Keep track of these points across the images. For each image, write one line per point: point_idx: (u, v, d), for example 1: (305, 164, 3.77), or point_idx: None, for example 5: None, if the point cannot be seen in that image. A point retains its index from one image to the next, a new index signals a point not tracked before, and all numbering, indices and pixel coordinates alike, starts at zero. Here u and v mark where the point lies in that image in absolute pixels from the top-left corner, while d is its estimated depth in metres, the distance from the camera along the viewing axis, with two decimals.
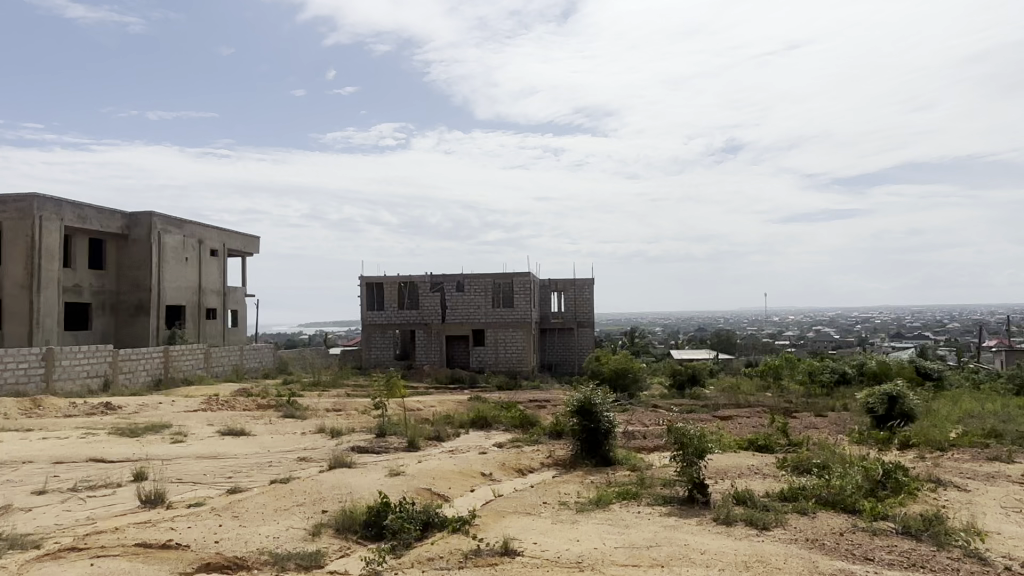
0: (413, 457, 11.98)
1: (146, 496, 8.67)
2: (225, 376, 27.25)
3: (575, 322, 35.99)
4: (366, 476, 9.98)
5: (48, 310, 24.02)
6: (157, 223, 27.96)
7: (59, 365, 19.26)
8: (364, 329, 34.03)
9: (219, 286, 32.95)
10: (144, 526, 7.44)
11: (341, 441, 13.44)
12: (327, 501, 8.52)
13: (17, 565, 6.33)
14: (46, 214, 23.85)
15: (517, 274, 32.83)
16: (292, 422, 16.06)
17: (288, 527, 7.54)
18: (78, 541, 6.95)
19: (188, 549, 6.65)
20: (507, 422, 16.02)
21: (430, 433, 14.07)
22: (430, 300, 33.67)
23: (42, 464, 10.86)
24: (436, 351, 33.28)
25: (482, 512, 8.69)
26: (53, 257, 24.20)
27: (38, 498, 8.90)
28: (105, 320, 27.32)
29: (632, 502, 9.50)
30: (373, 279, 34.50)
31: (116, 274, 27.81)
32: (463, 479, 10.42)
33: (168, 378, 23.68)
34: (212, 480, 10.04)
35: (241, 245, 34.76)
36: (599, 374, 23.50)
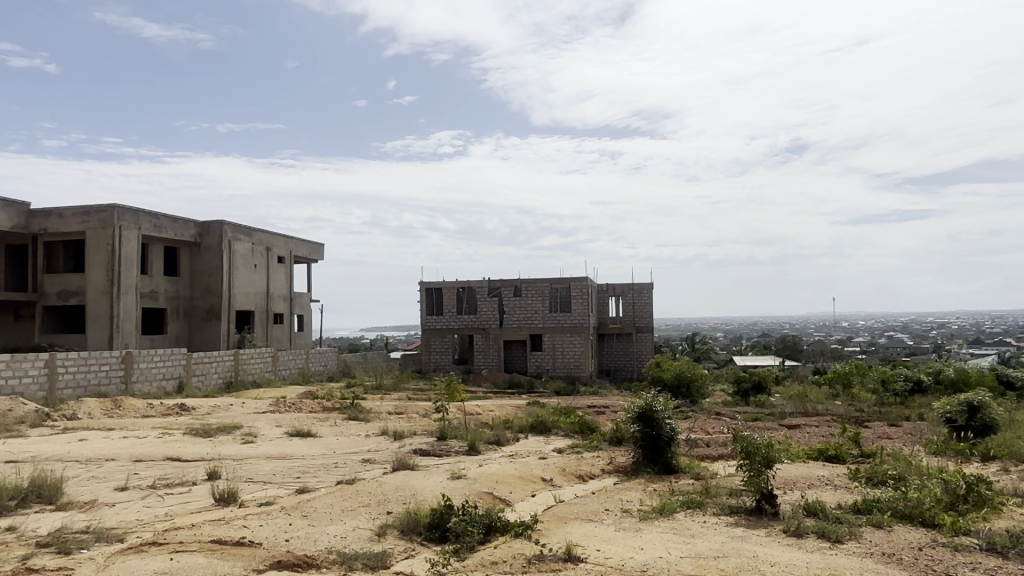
0: (473, 461, 12.05)
1: (220, 494, 8.99)
2: (292, 378, 28.08)
3: (634, 327, 35.61)
4: (428, 479, 10.09)
5: (127, 315, 25.25)
6: (228, 231, 29.04)
7: (137, 368, 20.19)
8: (424, 334, 34.54)
9: (286, 292, 33.99)
10: (218, 523, 7.70)
11: (404, 444, 13.65)
12: (391, 503, 8.65)
13: (104, 557, 6.65)
14: (125, 223, 25.08)
15: (574, 278, 32.64)
16: (355, 425, 16.39)
17: (355, 528, 7.69)
18: (157, 536, 7.25)
19: (260, 547, 6.86)
20: (566, 427, 15.96)
21: (491, 437, 14.14)
22: (488, 305, 33.87)
23: (123, 462, 11.43)
24: (494, 355, 33.48)
25: (544, 518, 8.66)
26: (131, 265, 25.43)
27: (120, 494, 9.35)
28: (180, 325, 28.53)
29: (697, 511, 9.30)
30: (433, 284, 34.94)
31: (189, 280, 29.03)
32: (524, 484, 10.43)
33: (238, 381, 24.56)
34: (282, 480, 10.33)
35: (307, 252, 35.82)
36: (659, 381, 23.14)
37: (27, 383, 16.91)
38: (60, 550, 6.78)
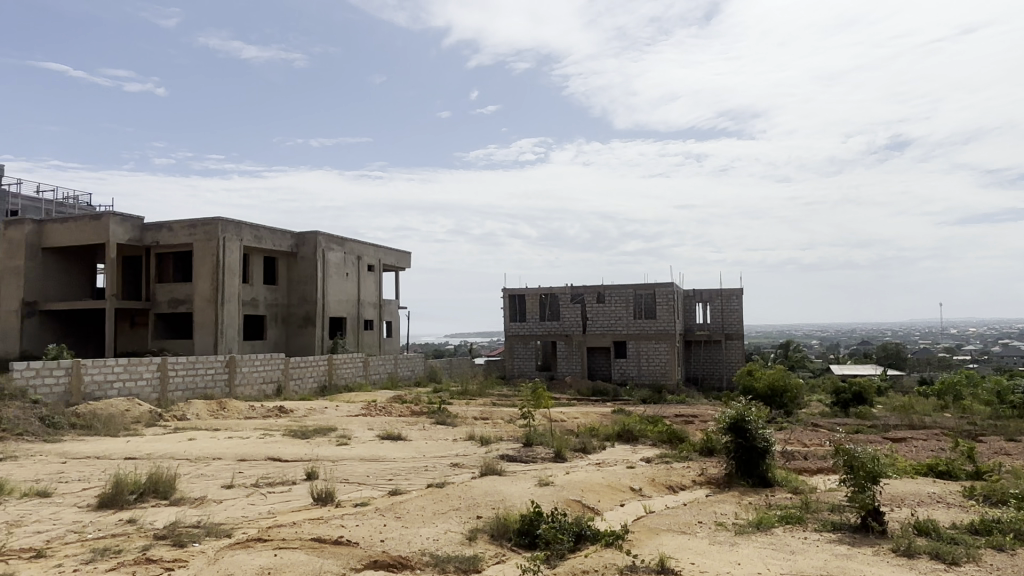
0: (560, 468, 12.00)
1: (318, 493, 9.33)
2: (381, 383, 28.92)
3: (723, 334, 34.60)
4: (516, 484, 10.11)
5: (230, 321, 26.71)
6: (322, 241, 30.31)
7: (240, 372, 21.31)
8: (507, 340, 34.83)
9: (375, 299, 35.07)
10: (316, 522, 7.99)
11: (491, 449, 13.76)
12: (481, 507, 8.73)
13: (214, 551, 7.02)
14: (228, 235, 26.61)
15: (659, 284, 32.06)
16: (443, 429, 16.64)
17: (446, 531, 7.81)
18: (261, 533, 7.59)
19: (357, 546, 7.06)
20: (654, 437, 15.63)
21: (577, 445, 14.04)
22: (571, 312, 33.78)
23: (229, 461, 12.06)
24: (578, 361, 33.30)
25: (635, 528, 8.51)
26: (234, 274, 26.92)
27: (227, 492, 9.87)
28: (278, 331, 29.92)
29: (796, 527, 8.89)
30: (516, 290, 35.23)
31: (287, 288, 30.42)
32: (613, 493, 10.28)
33: (332, 384, 25.50)
34: (374, 482, 10.63)
35: (395, 260, 36.85)
36: (751, 390, 22.31)
37: (142, 385, 18.14)
38: (175, 543, 7.21)
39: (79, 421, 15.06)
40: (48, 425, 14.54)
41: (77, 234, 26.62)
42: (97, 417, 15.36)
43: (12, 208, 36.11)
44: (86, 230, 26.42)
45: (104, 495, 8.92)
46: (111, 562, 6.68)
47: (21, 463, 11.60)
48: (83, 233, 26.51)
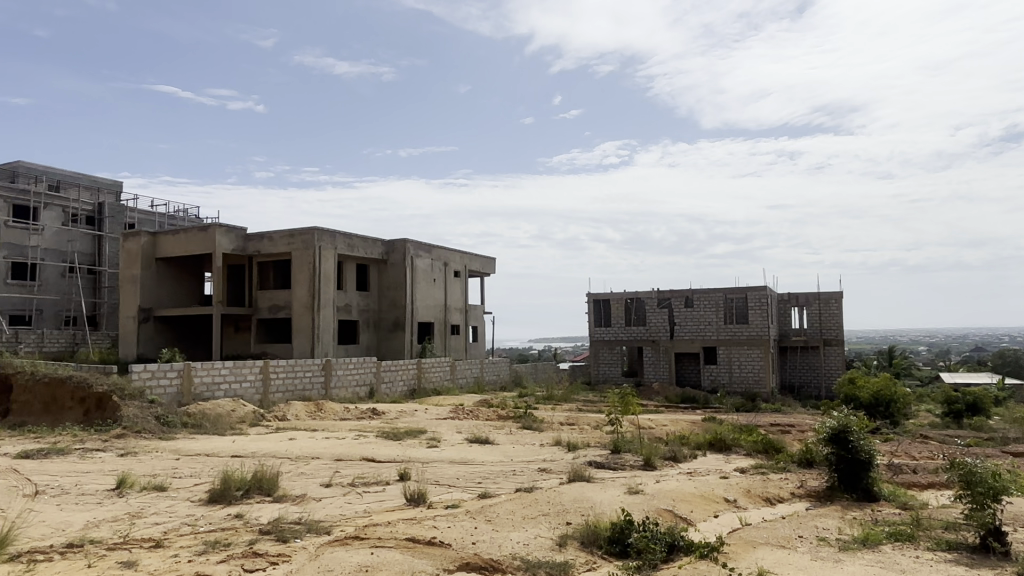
0: (650, 476, 11.78)
1: (411, 494, 9.55)
2: (468, 387, 29.34)
3: (821, 339, 33.07)
4: (605, 492, 10.00)
5: (326, 326, 27.82)
6: (410, 248, 31.15)
7: (336, 374, 22.14)
8: (593, 345, 34.60)
9: (462, 304, 35.66)
10: (410, 522, 8.18)
11: (579, 455, 13.68)
12: (570, 514, 8.68)
13: (314, 547, 7.31)
14: (324, 244, 27.78)
15: (751, 288, 31.01)
16: (530, 434, 16.67)
17: (537, 536, 7.81)
18: (358, 531, 7.84)
19: (449, 547, 7.18)
20: (748, 446, 15.09)
21: (667, 453, 13.74)
22: (658, 317, 33.14)
23: (326, 461, 12.54)
24: (665, 368, 32.63)
25: (730, 540, 8.25)
26: (329, 281, 28.06)
27: (325, 490, 10.26)
28: (370, 336, 30.88)
29: (907, 545, 8.35)
30: (601, 295, 34.98)
31: (377, 294, 31.41)
32: (706, 504, 9.99)
33: (421, 388, 26.10)
34: (464, 484, 10.79)
35: (480, 265, 37.37)
36: (853, 400, 21.20)
37: (246, 386, 19.14)
38: (278, 538, 7.56)
39: (190, 420, 16.07)
40: (163, 423, 15.59)
41: (187, 244, 28.46)
42: (206, 417, 16.34)
43: (130, 222, 39.04)
44: (195, 241, 28.21)
45: (214, 490, 9.46)
46: (222, 554, 7.07)
47: (140, 458, 12.49)
48: (193, 243, 28.32)
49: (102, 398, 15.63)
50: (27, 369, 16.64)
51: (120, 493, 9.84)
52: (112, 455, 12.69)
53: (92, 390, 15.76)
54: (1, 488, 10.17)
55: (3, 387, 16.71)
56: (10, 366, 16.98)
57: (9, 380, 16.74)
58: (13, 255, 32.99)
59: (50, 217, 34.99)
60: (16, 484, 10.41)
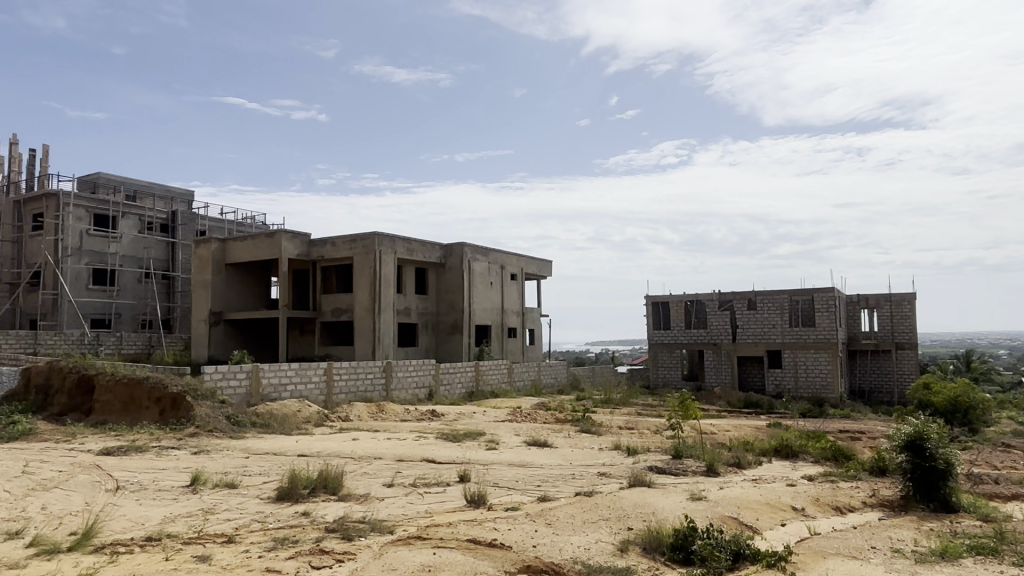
0: (714, 483, 11.53)
1: (471, 496, 9.61)
2: (526, 390, 29.37)
3: (893, 343, 31.76)
4: (666, 498, 9.84)
5: (386, 329, 28.34)
6: (468, 252, 31.44)
7: (396, 376, 22.52)
8: (652, 348, 34.16)
9: (519, 307, 35.75)
10: (471, 523, 8.24)
11: (639, 460, 13.51)
12: (632, 519, 8.58)
13: (378, 546, 7.44)
14: (384, 248, 28.33)
15: (818, 289, 30.10)
16: (589, 438, 16.56)
17: (598, 540, 7.75)
18: (420, 531, 7.94)
19: (510, 550, 7.20)
20: (816, 453, 14.61)
21: (731, 459, 13.43)
22: (720, 319, 32.48)
23: (388, 461, 12.77)
24: (727, 372, 31.90)
25: (799, 550, 7.99)
26: (389, 284, 28.58)
27: (388, 490, 10.44)
28: (429, 338, 31.28)
29: (990, 559, 7.92)
30: (660, 297, 34.51)
31: (436, 297, 31.79)
32: (772, 512, 9.72)
33: (479, 390, 26.28)
34: (524, 487, 10.81)
35: (537, 268, 37.41)
36: (928, 405, 20.27)
37: (311, 387, 19.67)
38: (344, 536, 7.73)
39: (258, 420, 16.61)
40: (233, 423, 16.16)
41: (254, 249, 29.47)
42: (273, 417, 16.87)
43: (201, 229, 40.70)
44: (262, 247, 29.17)
45: (281, 488, 9.75)
46: (290, 551, 7.28)
47: (212, 456, 12.97)
48: (260, 249, 29.30)
49: (177, 398, 16.31)
50: (108, 371, 17.52)
51: (194, 490, 10.25)
52: (186, 453, 13.22)
53: (167, 390, 16.47)
54: (86, 483, 10.73)
55: (86, 388, 17.62)
56: (93, 367, 17.91)
57: (91, 380, 17.65)
58: (94, 262, 34.80)
59: (128, 225, 36.77)
60: (99, 480, 10.97)
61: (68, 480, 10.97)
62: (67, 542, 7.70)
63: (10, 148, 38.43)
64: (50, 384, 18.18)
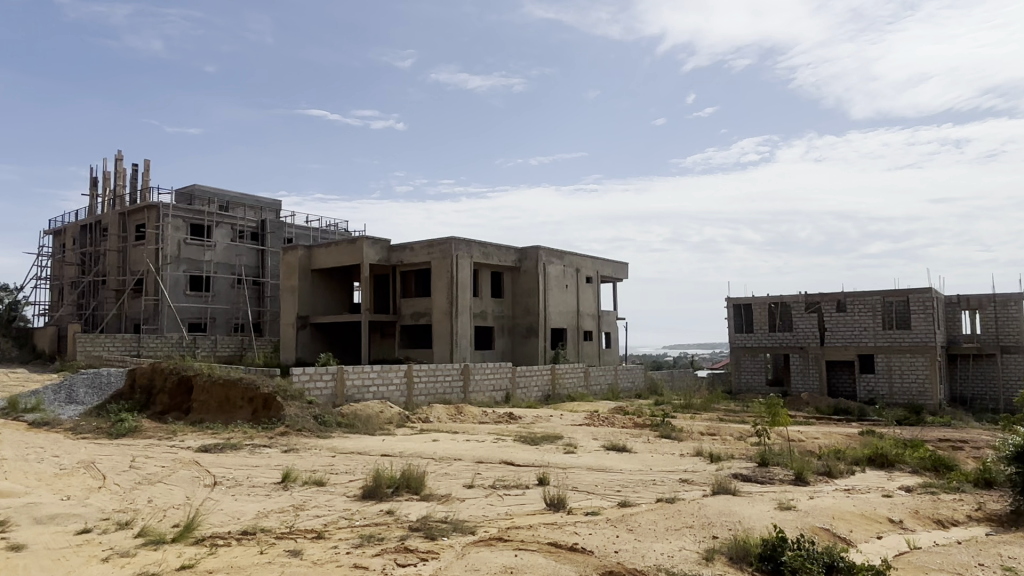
0: (803, 492, 11.10)
1: (551, 499, 9.62)
2: (603, 394, 29.13)
3: (998, 347, 29.69)
4: (753, 506, 9.53)
5: (464, 332, 28.74)
6: (543, 255, 31.51)
7: (474, 379, 22.80)
8: (734, 352, 33.20)
9: (594, 310, 35.54)
10: (552, 527, 8.23)
11: (723, 467, 13.16)
12: (717, 527, 8.36)
13: (461, 546, 7.55)
14: (460, 252, 28.76)
15: (914, 289, 28.56)
16: (669, 443, 16.26)
17: (681, 548, 7.60)
18: (501, 533, 8.01)
19: (592, 555, 7.15)
20: (914, 463, 13.83)
21: (820, 468, 12.88)
22: (806, 322, 31.21)
23: (467, 463, 12.94)
24: (815, 377, 30.65)
25: (898, 565, 7.58)
26: (466, 288, 28.98)
27: (468, 491, 10.58)
28: (505, 341, 31.50)
29: None
30: (741, 300, 33.54)
31: (512, 301, 32.00)
32: (867, 524, 9.26)
33: (555, 394, 26.25)
34: (604, 491, 10.71)
35: (613, 271, 37.09)
36: None
37: (393, 389, 20.17)
38: (427, 536, 7.88)
39: (343, 420, 17.16)
40: (320, 423, 16.76)
41: (338, 256, 30.51)
42: (357, 417, 17.40)
43: (288, 237, 42.47)
44: (345, 253, 30.18)
45: (367, 487, 10.04)
46: (376, 547, 7.48)
47: (301, 455, 13.51)
48: (343, 255, 30.33)
49: (268, 398, 17.07)
50: (205, 372, 18.53)
51: (286, 487, 10.69)
52: (278, 451, 13.82)
53: (260, 391, 17.26)
54: (187, 478, 11.37)
55: (185, 388, 18.68)
56: (191, 369, 18.98)
57: (190, 381, 18.70)
58: (191, 269, 36.88)
59: (222, 234, 38.78)
60: (198, 475, 11.61)
61: (171, 475, 11.66)
62: (171, 534, 8.19)
63: (116, 164, 41.27)
64: (152, 385, 19.36)
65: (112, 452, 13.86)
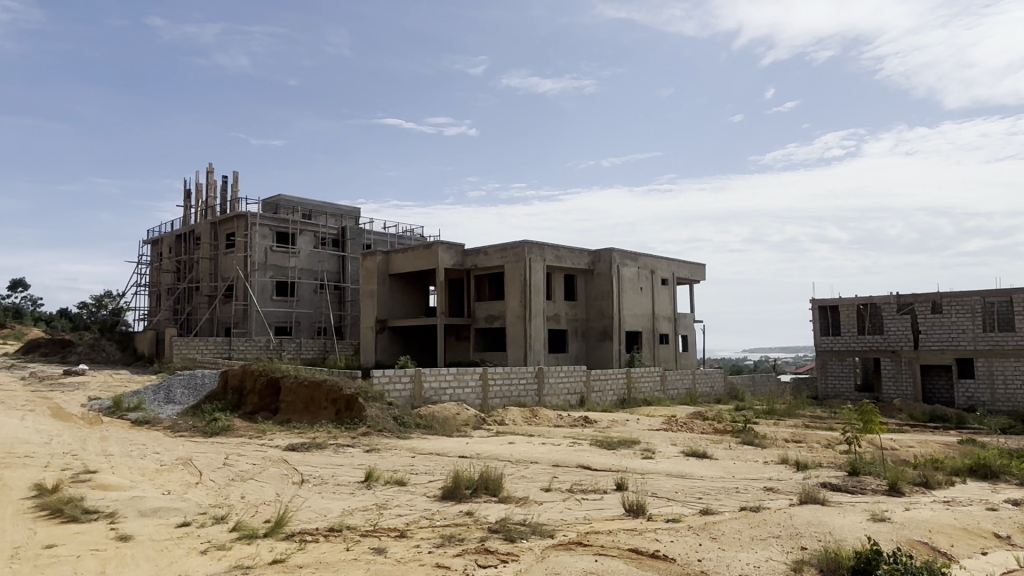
0: (898, 503, 10.53)
1: (630, 505, 9.50)
2: (680, 398, 28.58)
3: None
4: (844, 517, 9.12)
5: (537, 335, 28.79)
6: (617, 257, 31.22)
7: (548, 382, 22.81)
8: (820, 356, 31.90)
9: (671, 312, 34.93)
10: (632, 533, 8.13)
11: (810, 476, 12.65)
12: (805, 538, 8.05)
13: (540, 549, 7.56)
14: (533, 256, 28.83)
15: (1018, 290, 26.83)
16: (752, 451, 15.77)
17: (768, 559, 7.35)
18: (581, 537, 7.97)
19: (674, 562, 7.03)
20: (1022, 475, 12.91)
21: (917, 478, 12.19)
22: (898, 324, 29.67)
23: (544, 466, 12.96)
24: (909, 383, 29.06)
25: None
26: (539, 291, 29.03)
27: (546, 495, 10.59)
28: (579, 345, 31.35)
29: None
30: (826, 302, 32.19)
31: (585, 304, 31.84)
32: (971, 539, 8.68)
33: (631, 398, 25.93)
34: (684, 498, 10.50)
35: (689, 272, 36.33)
36: None
37: (468, 391, 20.45)
38: (507, 538, 7.93)
39: (421, 421, 17.51)
40: (400, 423, 17.17)
41: (414, 261, 31.17)
42: (434, 418, 17.72)
43: (367, 243, 43.69)
44: (421, 258, 30.80)
45: (447, 488, 10.22)
46: (457, 548, 7.59)
47: (382, 455, 13.87)
48: (419, 260, 30.96)
49: (350, 400, 17.58)
50: (292, 374, 19.28)
51: (369, 485, 11.00)
52: (360, 451, 14.24)
53: (342, 392, 17.81)
54: (276, 475, 11.88)
55: (273, 389, 19.49)
56: (278, 371, 19.79)
57: (277, 382, 19.51)
58: (277, 275, 38.49)
59: (305, 241, 40.27)
60: (287, 473, 12.10)
61: (261, 472, 12.20)
62: (263, 529, 8.57)
63: (207, 176, 43.54)
64: (243, 386, 20.29)
65: (207, 450, 14.62)
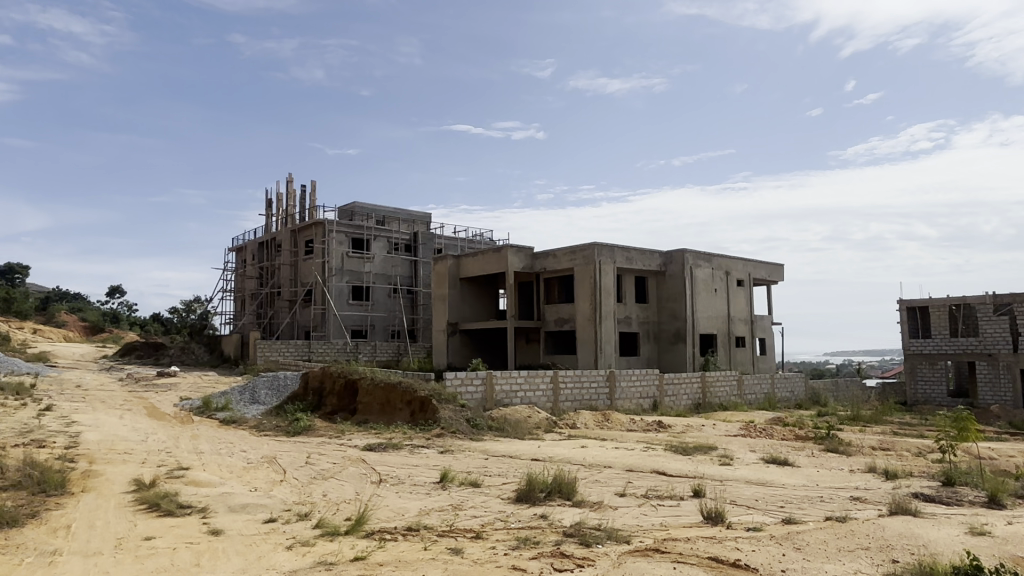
0: (998, 516, 9.88)
1: (708, 512, 9.29)
2: (758, 403, 27.72)
3: None
4: (939, 530, 8.64)
5: (608, 338, 28.56)
6: (689, 258, 30.63)
7: (620, 385, 22.57)
8: (908, 360, 30.37)
9: (747, 314, 33.98)
10: (712, 541, 7.94)
11: (900, 485, 12.04)
12: (897, 551, 7.67)
13: (616, 555, 7.48)
14: (603, 258, 28.63)
15: None
16: (837, 458, 15.12)
17: (856, 571, 7.05)
18: (658, 544, 7.85)
19: (756, 573, 6.83)
20: None
21: (1019, 491, 11.40)
22: (996, 326, 27.86)
23: (618, 470, 12.83)
24: (1008, 388, 27.21)
25: None
26: (609, 293, 28.79)
27: (621, 500, 10.47)
28: (651, 348, 30.90)
29: None
30: (916, 302, 30.64)
31: (657, 306, 31.37)
32: None
33: (706, 403, 25.34)
34: (765, 507, 10.18)
35: (766, 273, 35.24)
36: None
37: (540, 394, 20.48)
38: (583, 542, 7.89)
39: (494, 423, 17.64)
40: (473, 426, 17.37)
41: (484, 264, 31.47)
42: (506, 421, 17.82)
43: (439, 247, 44.42)
44: (491, 261, 31.07)
45: (521, 491, 10.28)
46: (533, 551, 7.61)
47: (456, 456, 14.06)
48: (489, 263, 31.25)
49: (424, 401, 17.91)
50: (368, 376, 19.80)
51: (444, 486, 11.18)
52: (435, 452, 14.47)
53: (416, 394, 18.17)
54: (355, 475, 12.23)
55: (350, 390, 20.06)
56: (355, 373, 20.36)
57: (354, 384, 20.06)
58: (352, 280, 39.63)
59: (379, 246, 41.30)
60: (365, 472, 12.42)
61: (341, 471, 12.57)
62: (344, 526, 8.84)
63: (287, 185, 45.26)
64: (322, 387, 20.97)
65: (290, 449, 15.18)
